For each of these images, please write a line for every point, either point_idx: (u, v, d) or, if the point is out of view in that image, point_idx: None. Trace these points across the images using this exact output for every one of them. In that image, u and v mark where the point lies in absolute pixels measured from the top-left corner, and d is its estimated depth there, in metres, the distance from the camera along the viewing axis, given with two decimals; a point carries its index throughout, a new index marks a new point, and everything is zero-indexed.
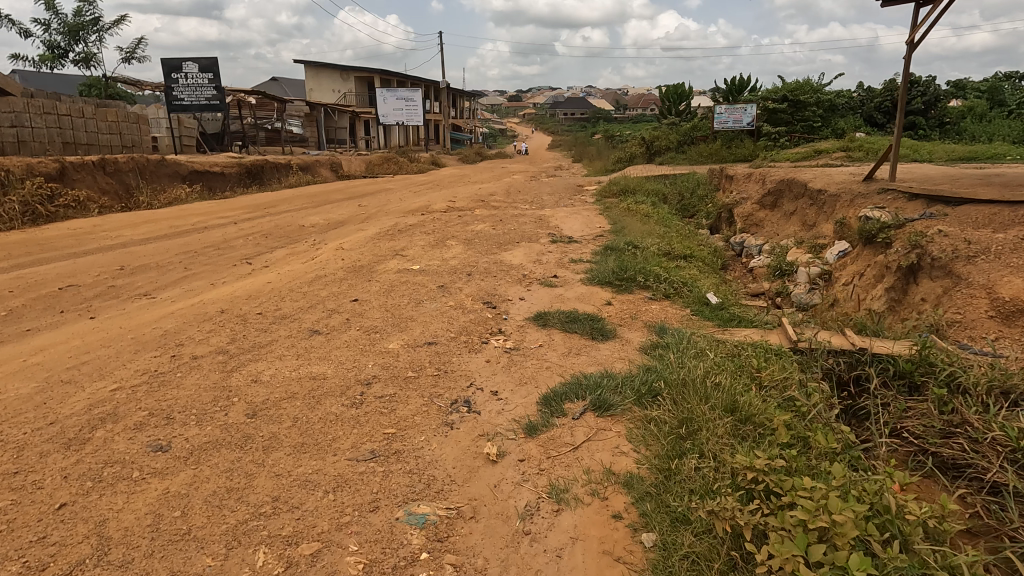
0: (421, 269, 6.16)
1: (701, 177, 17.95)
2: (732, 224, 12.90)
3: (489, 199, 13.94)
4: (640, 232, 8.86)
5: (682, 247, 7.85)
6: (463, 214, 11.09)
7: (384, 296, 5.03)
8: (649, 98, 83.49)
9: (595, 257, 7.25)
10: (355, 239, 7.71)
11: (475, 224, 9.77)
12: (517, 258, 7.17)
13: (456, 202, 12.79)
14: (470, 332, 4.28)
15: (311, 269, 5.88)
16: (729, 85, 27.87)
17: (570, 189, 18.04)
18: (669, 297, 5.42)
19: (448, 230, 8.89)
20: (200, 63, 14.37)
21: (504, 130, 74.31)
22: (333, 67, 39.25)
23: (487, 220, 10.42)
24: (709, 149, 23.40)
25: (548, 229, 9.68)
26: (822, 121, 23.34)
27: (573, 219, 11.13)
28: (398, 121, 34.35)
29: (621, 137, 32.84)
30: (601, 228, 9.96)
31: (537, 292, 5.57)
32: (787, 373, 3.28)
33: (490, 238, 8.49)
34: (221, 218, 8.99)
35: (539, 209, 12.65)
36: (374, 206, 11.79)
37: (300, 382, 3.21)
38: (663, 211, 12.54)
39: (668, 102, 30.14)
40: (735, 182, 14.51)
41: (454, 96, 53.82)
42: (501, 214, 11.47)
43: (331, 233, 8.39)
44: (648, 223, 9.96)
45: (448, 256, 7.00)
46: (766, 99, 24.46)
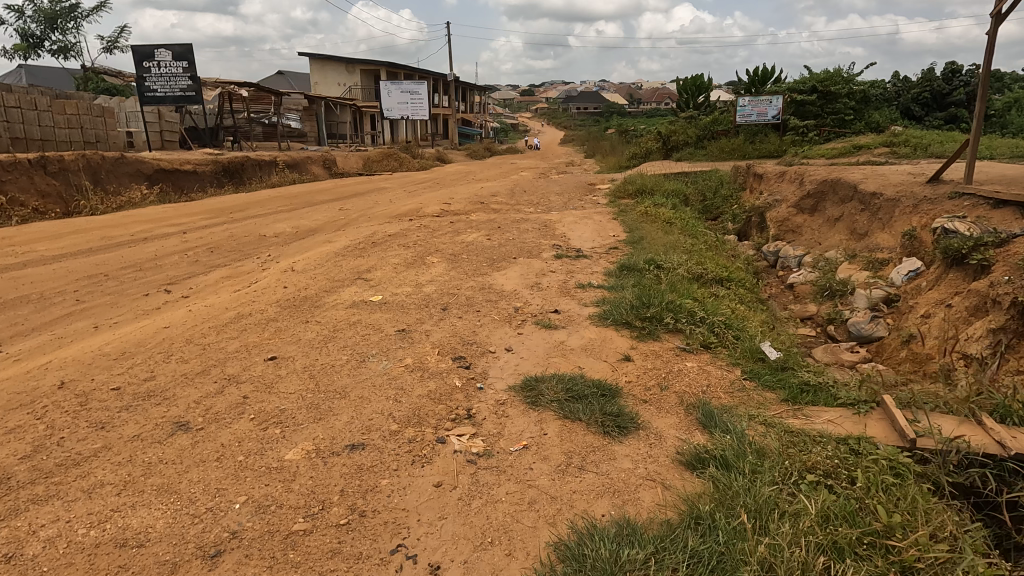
0: (383, 301, 4.79)
1: (725, 175, 16.40)
2: (764, 230, 11.34)
3: (490, 200, 12.53)
4: (663, 245, 7.43)
5: (715, 266, 6.41)
6: (456, 220, 9.70)
7: (315, 350, 3.65)
8: (665, 92, 81.24)
9: (607, 280, 5.84)
10: (316, 255, 6.36)
11: (468, 233, 8.39)
12: (509, 281, 5.78)
13: (452, 205, 11.42)
14: (423, 420, 2.88)
15: (236, 301, 4.52)
16: (752, 76, 26.14)
17: (581, 188, 16.58)
18: (710, 348, 3.98)
19: (434, 241, 7.51)
20: (174, 50, 13.08)
21: (516, 125, 72.63)
22: (338, 59, 37.94)
23: (483, 228, 9.03)
24: (731, 144, 21.71)
25: (552, 239, 8.27)
26: (854, 114, 21.56)
27: (583, 226, 9.69)
28: (402, 114, 33.01)
29: (636, 132, 31.15)
30: (615, 238, 8.53)
31: (530, 338, 4.18)
32: (946, 551, 1.89)
33: (482, 252, 7.10)
34: (169, 227, 7.73)
35: (545, 213, 11.23)
36: (358, 209, 10.44)
37: (90, 557, 1.85)
38: (685, 216, 11.03)
39: (686, 94, 28.49)
40: (767, 182, 12.91)
41: (463, 90, 52.31)
42: (501, 219, 10.06)
43: (293, 246, 7.07)
44: (671, 232, 8.50)
45: (423, 279, 5.62)
46: (793, 90, 22.73)
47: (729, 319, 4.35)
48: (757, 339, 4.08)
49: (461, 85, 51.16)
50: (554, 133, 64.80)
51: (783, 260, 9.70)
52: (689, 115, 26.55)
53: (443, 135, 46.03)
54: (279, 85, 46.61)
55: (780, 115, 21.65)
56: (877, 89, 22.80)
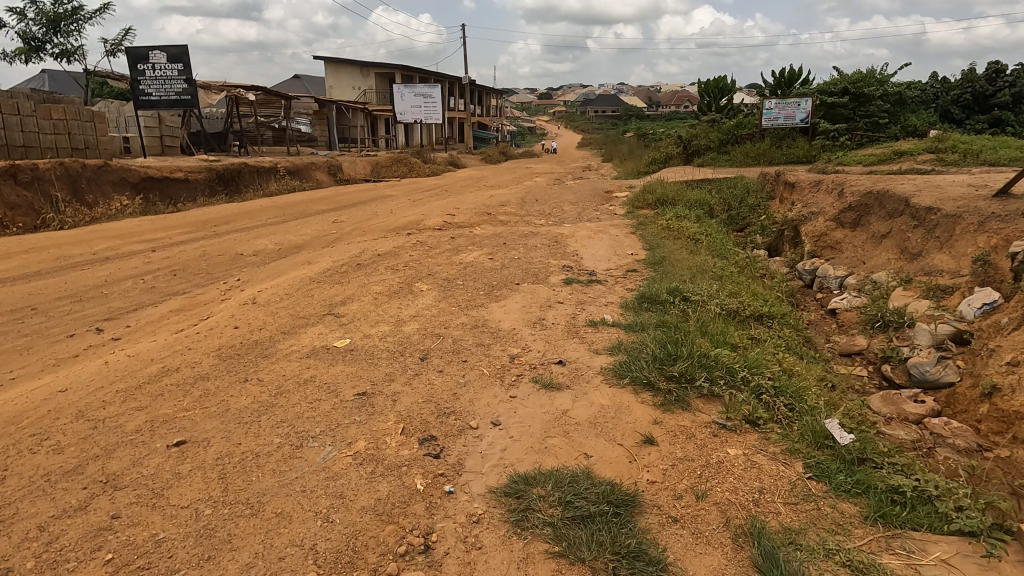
0: (352, 346, 3.96)
1: (752, 183, 15.37)
2: (798, 245, 10.32)
3: (498, 209, 11.72)
4: (690, 268, 6.50)
5: (753, 297, 5.46)
6: (458, 234, 8.87)
7: (240, 427, 2.81)
8: (685, 94, 79.81)
9: (625, 316, 4.96)
10: (288, 280, 5.55)
11: (470, 251, 7.54)
12: (508, 316, 4.91)
13: (457, 216, 10.61)
14: (356, 561, 2.03)
15: (167, 348, 3.71)
16: (778, 78, 25.05)
17: (598, 196, 15.66)
18: (759, 426, 3.06)
19: (428, 262, 6.67)
20: (169, 52, 12.46)
21: (532, 128, 71.79)
22: (353, 63, 37.54)
23: (487, 244, 8.17)
24: (757, 148, 20.61)
25: (563, 259, 7.39)
26: (889, 117, 20.41)
27: (598, 241, 8.78)
28: (415, 119, 32.44)
29: (655, 136, 30.11)
30: (634, 257, 7.60)
31: (525, 405, 3.29)
32: None
33: (481, 275, 6.24)
34: (140, 244, 7.03)
35: (557, 226, 10.34)
36: (354, 221, 9.66)
37: None
38: (711, 230, 10.06)
39: (708, 97, 27.42)
40: (800, 193, 11.88)
41: (480, 93, 51.73)
42: (509, 234, 9.20)
43: (268, 268, 6.28)
44: (698, 252, 7.58)
45: (405, 314, 4.77)
46: (822, 92, 21.57)
47: (779, 380, 3.42)
48: (821, 412, 3.14)
49: (477, 89, 50.59)
50: (571, 137, 63.84)
51: (822, 279, 8.75)
52: (711, 119, 25.49)
53: (458, 138, 45.38)
54: (294, 89, 46.49)
55: (809, 118, 20.55)
56: (913, 92, 21.54)
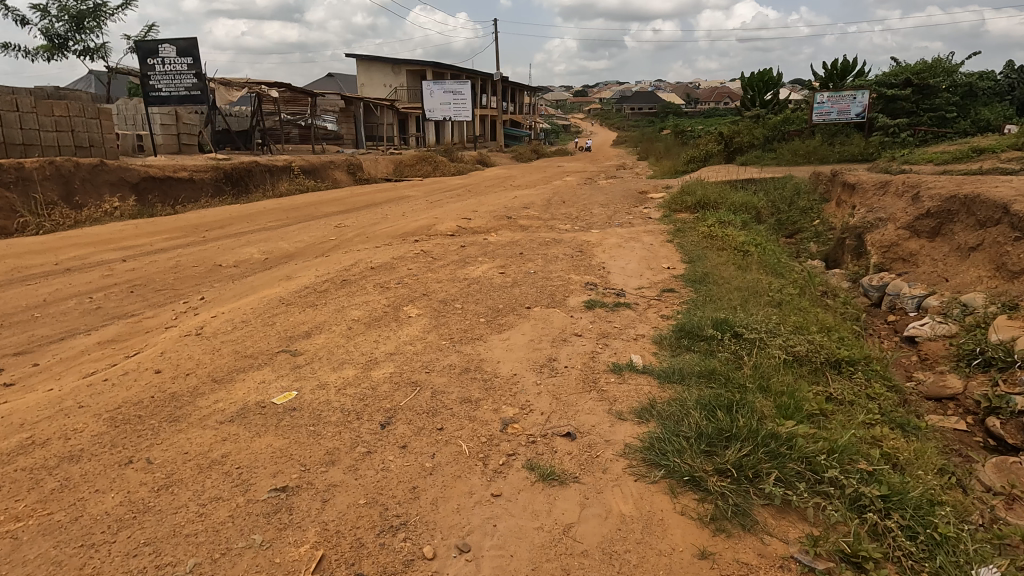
0: (295, 404, 3.02)
1: (803, 183, 13.96)
2: (862, 257, 8.97)
3: (519, 212, 10.74)
4: (742, 289, 5.36)
5: (825, 332, 4.31)
6: (470, 241, 7.91)
7: (78, 556, 1.90)
8: (726, 90, 77.16)
9: (659, 358, 3.90)
10: (254, 301, 4.68)
11: (480, 263, 6.57)
12: (510, 355, 3.91)
13: (473, 219, 9.68)
14: None
15: (53, 405, 2.84)
16: (830, 70, 23.38)
17: (631, 197, 14.47)
18: (865, 571, 1.99)
19: (427, 277, 5.73)
20: (178, 45, 11.90)
21: (566, 126, 70.44)
22: (384, 60, 37.13)
23: (502, 254, 7.18)
24: (806, 146, 18.89)
25: (587, 274, 6.34)
26: (958, 110, 18.76)
27: (629, 252, 7.69)
28: (444, 116, 31.73)
29: (693, 133, 28.57)
30: (671, 273, 6.49)
31: (511, 512, 2.29)
32: None
33: (487, 296, 5.25)
34: (113, 252, 6.33)
35: (584, 232, 9.27)
36: (359, 225, 8.83)
37: None
38: (761, 238, 8.81)
39: (751, 92, 25.70)
40: (863, 196, 10.47)
41: (513, 90, 50.85)
42: (528, 241, 8.20)
43: (242, 283, 5.45)
44: (749, 266, 6.40)
45: (381, 351, 3.82)
46: (880, 84, 19.81)
47: (888, 485, 2.33)
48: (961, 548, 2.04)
49: (510, 86, 49.69)
50: (606, 134, 62.13)
51: (892, 299, 7.48)
52: (756, 114, 23.84)
53: (490, 136, 44.50)
54: (327, 87, 46.43)
55: (865, 112, 18.91)
56: (986, 82, 19.54)
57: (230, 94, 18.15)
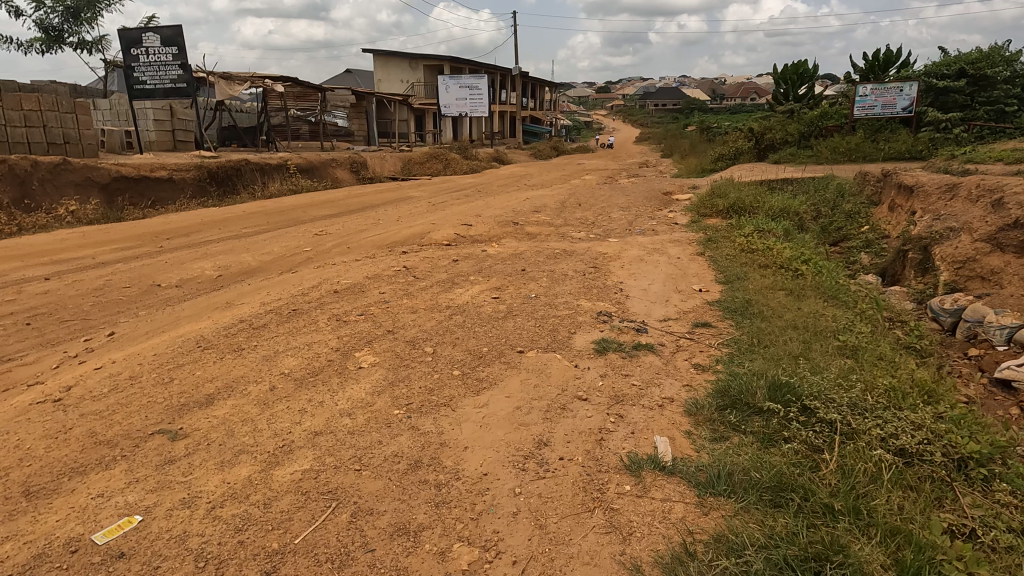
0: (128, 547, 1.94)
1: (847, 184, 12.56)
2: (929, 273, 7.62)
3: (529, 216, 9.62)
4: (799, 326, 4.15)
5: (931, 405, 3.09)
6: (465, 254, 6.81)
7: None
8: (753, 86, 74.76)
9: (696, 447, 2.76)
10: (166, 342, 3.64)
11: (471, 283, 5.47)
12: (483, 436, 2.80)
13: (475, 226, 8.57)
14: None
15: None
16: (872, 61, 21.72)
17: (654, 199, 13.22)
18: None
19: (399, 304, 4.64)
20: (163, 34, 11.04)
21: (588, 122, 68.81)
22: (402, 55, 36.24)
23: (500, 270, 6.06)
24: (847, 142, 17.31)
25: (599, 300, 5.20)
26: (1019, 104, 17.06)
27: (653, 269, 6.50)
28: (460, 112, 30.71)
29: (720, 129, 27.01)
30: (704, 299, 5.31)
31: None
32: None
33: (471, 333, 4.13)
34: (41, 267, 5.39)
35: (600, 242, 8.09)
36: (344, 232, 7.81)
37: None
38: (809, 251, 7.53)
39: (784, 86, 24.04)
40: (925, 201, 9.08)
41: (533, 87, 49.66)
42: (534, 253, 7.07)
43: (170, 312, 4.41)
44: (804, 290, 5.17)
45: (302, 430, 2.73)
46: (930, 75, 18.35)
47: None
48: None
49: (531, 82, 48.49)
50: (628, 130, 60.45)
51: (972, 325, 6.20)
52: (790, 108, 22.26)
53: (508, 133, 43.34)
54: (345, 82, 45.76)
55: (913, 106, 17.33)
56: None
57: (231, 88, 17.29)
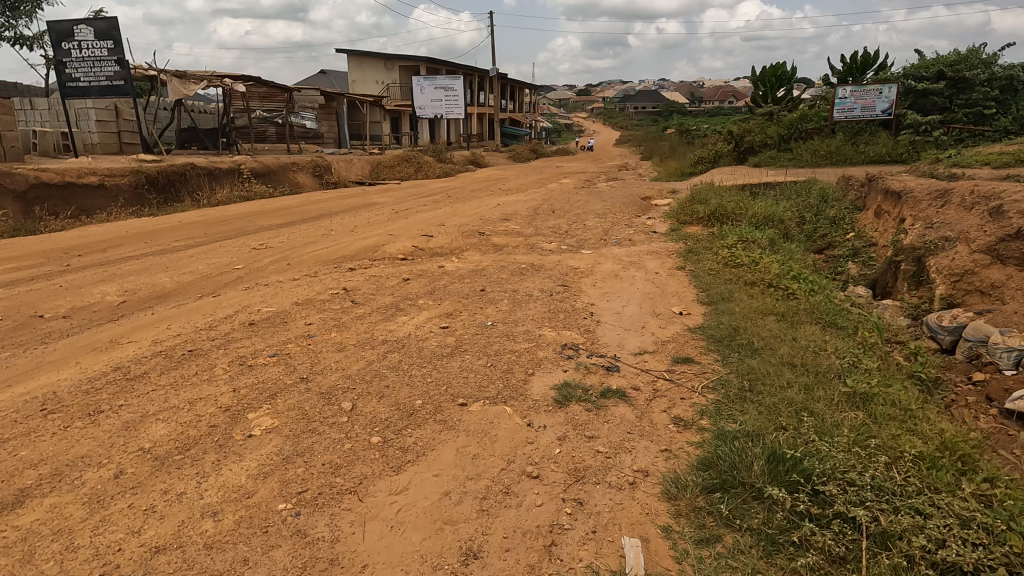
0: None
1: (830, 189, 12.11)
2: (923, 286, 7.08)
3: (497, 225, 8.94)
4: (796, 364, 3.52)
5: (970, 479, 2.45)
6: (419, 270, 6.07)
7: None
8: (731, 89, 75.16)
9: (676, 558, 2.06)
10: (4, 401, 2.86)
11: (419, 309, 4.73)
12: (391, 546, 2.07)
13: (437, 236, 7.84)
14: None
15: None
16: (850, 63, 21.49)
17: (633, 205, 12.62)
18: None
19: (324, 340, 3.89)
20: (97, 27, 10.11)
21: (568, 125, 68.48)
22: (376, 55, 35.33)
23: (456, 291, 5.33)
24: (827, 145, 16.94)
25: (566, 328, 4.51)
26: (997, 106, 16.88)
27: (628, 287, 5.83)
28: (435, 113, 29.92)
29: (700, 132, 26.66)
30: (685, 326, 4.64)
31: None
32: None
33: (405, 378, 3.39)
34: None
35: (572, 254, 7.42)
36: (287, 245, 7.02)
37: None
38: (797, 263, 6.95)
39: (763, 88, 23.71)
40: (915, 208, 8.59)
41: (512, 89, 49.05)
42: (498, 269, 6.37)
43: (39, 352, 3.62)
44: (798, 313, 4.56)
45: (137, 545, 1.99)
46: (908, 77, 18.12)
47: None
48: None
49: (510, 84, 47.85)
50: (607, 133, 60.15)
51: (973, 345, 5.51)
52: (769, 111, 21.92)
53: (486, 135, 42.61)
54: (319, 83, 44.63)
55: (892, 109, 17.05)
56: None
57: (186, 88, 16.29)
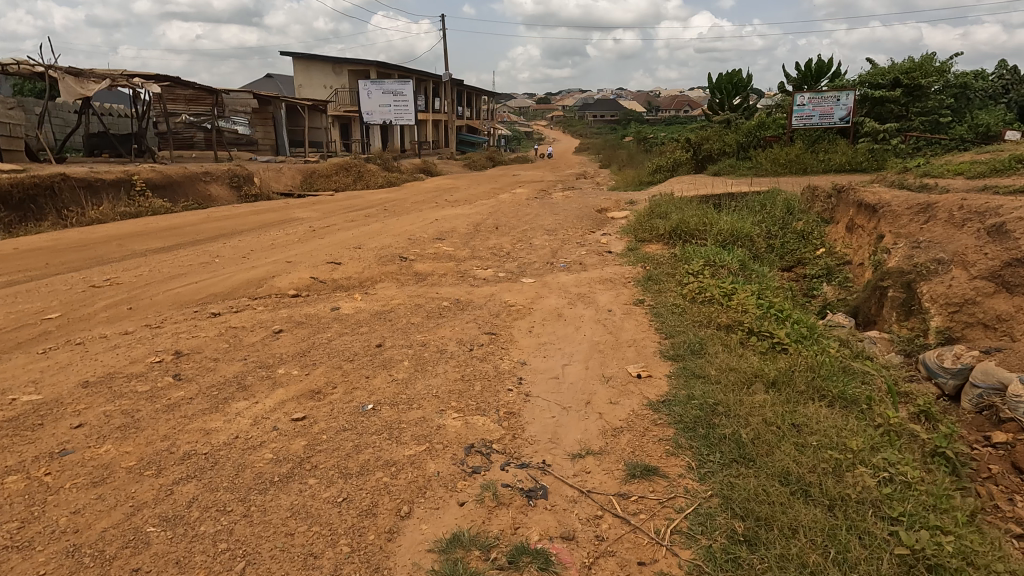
0: None
1: (796, 200, 11.26)
2: (915, 316, 6.10)
3: (426, 247, 7.58)
4: (809, 488, 2.35)
5: None
6: (303, 314, 4.67)
7: None
8: (686, 99, 76.14)
9: None
10: None
11: (274, 384, 3.33)
12: None
13: (347, 263, 6.45)
14: None
15: None
16: (805, 70, 21.13)
17: (588, 218, 11.50)
18: None
19: (81, 462, 2.46)
20: None
21: (527, 133, 67.71)
22: (323, 59, 33.54)
23: (340, 349, 3.96)
24: (787, 152, 16.29)
25: (480, 411, 3.19)
26: (952, 114, 16.60)
27: (573, 335, 4.57)
28: (383, 119, 28.37)
29: (658, 140, 26.00)
30: (643, 400, 3.40)
31: None
32: None
33: (177, 547, 2.02)
34: None
35: (510, 284, 6.15)
36: (144, 280, 5.51)
37: None
38: (774, 292, 5.87)
39: (719, 95, 23.12)
40: (895, 224, 7.70)
41: (469, 96, 47.86)
42: (410, 310, 5.03)
43: None
44: (793, 375, 3.42)
45: None
46: (864, 85, 17.72)
47: None
48: None
49: (466, 91, 46.65)
50: (567, 140, 59.59)
51: (985, 394, 3.84)
52: (726, 118, 21.35)
53: (442, 143, 41.18)
54: (264, 88, 42.40)
55: (850, 116, 16.54)
56: (982, 83, 17.40)
57: (83, 86, 14.35)
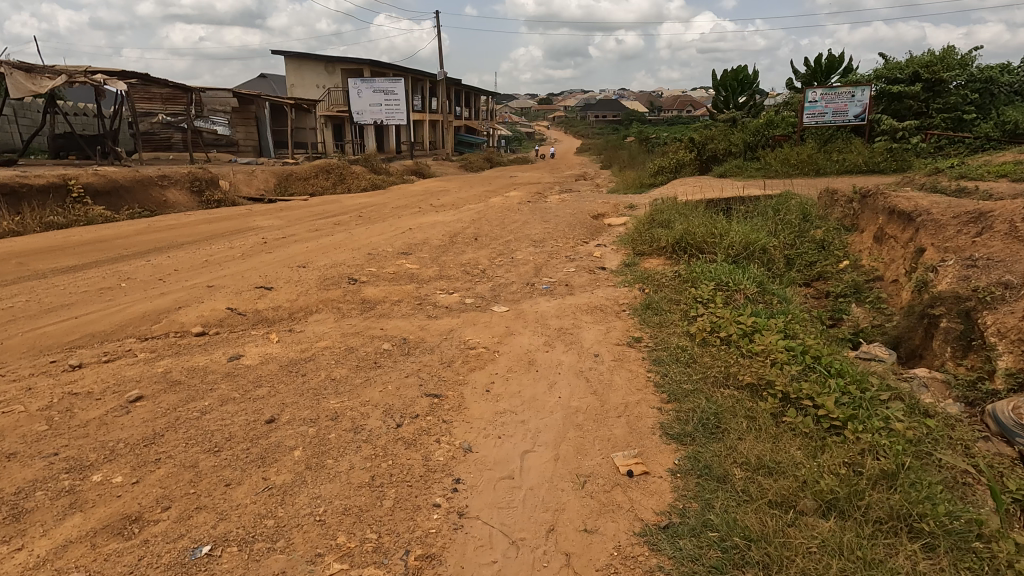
0: None
1: (813, 204, 10.08)
2: (977, 352, 4.86)
3: (385, 265, 6.44)
4: None
5: None
6: (187, 366, 3.52)
7: None
8: (690, 99, 74.72)
9: None
10: None
11: (70, 507, 2.19)
12: None
13: (281, 288, 5.30)
14: None
15: None
16: (815, 65, 19.94)
17: (582, 225, 10.35)
18: None
19: None
20: None
21: (528, 133, 66.48)
22: (314, 58, 32.47)
23: (209, 429, 2.81)
24: (798, 152, 15.13)
25: (377, 563, 2.03)
26: (977, 111, 15.38)
27: (543, 396, 3.40)
28: (374, 119, 27.28)
29: (661, 140, 24.83)
30: (633, 526, 2.26)
31: None
32: None
33: None
34: None
35: (477, 315, 5.00)
36: (13, 315, 4.40)
37: None
38: (804, 325, 4.70)
39: (724, 92, 21.94)
40: (939, 235, 6.51)
41: (467, 96, 46.73)
42: (337, 357, 3.88)
43: None
44: (861, 485, 2.29)
45: None
46: (880, 80, 16.50)
47: None
48: None
49: (464, 91, 45.51)
50: (568, 141, 58.32)
51: None
52: (731, 117, 20.16)
53: (438, 144, 40.05)
54: (258, 88, 41.38)
55: (866, 113, 15.34)
56: (1008, 77, 16.14)
57: (37, 83, 13.30)
